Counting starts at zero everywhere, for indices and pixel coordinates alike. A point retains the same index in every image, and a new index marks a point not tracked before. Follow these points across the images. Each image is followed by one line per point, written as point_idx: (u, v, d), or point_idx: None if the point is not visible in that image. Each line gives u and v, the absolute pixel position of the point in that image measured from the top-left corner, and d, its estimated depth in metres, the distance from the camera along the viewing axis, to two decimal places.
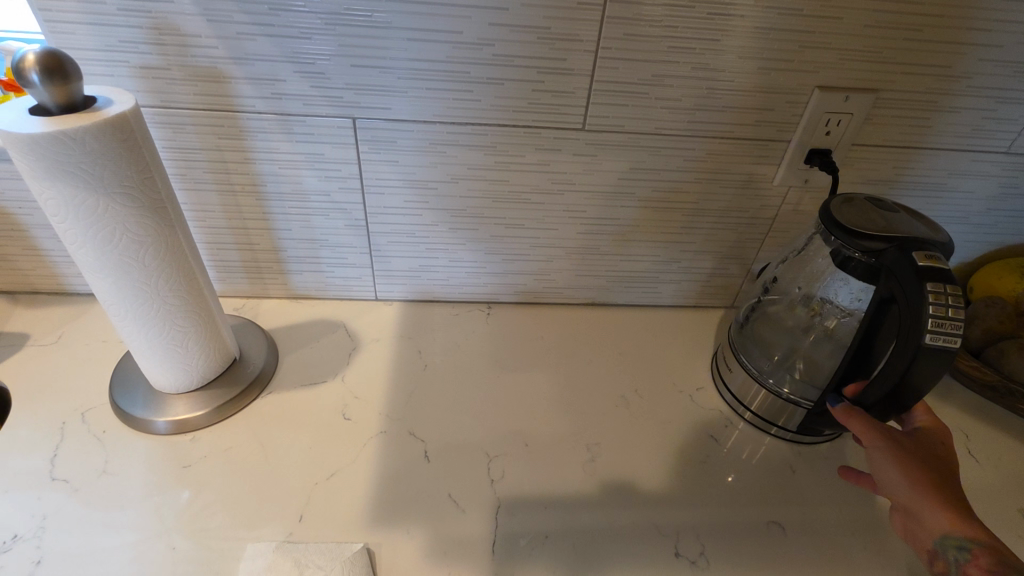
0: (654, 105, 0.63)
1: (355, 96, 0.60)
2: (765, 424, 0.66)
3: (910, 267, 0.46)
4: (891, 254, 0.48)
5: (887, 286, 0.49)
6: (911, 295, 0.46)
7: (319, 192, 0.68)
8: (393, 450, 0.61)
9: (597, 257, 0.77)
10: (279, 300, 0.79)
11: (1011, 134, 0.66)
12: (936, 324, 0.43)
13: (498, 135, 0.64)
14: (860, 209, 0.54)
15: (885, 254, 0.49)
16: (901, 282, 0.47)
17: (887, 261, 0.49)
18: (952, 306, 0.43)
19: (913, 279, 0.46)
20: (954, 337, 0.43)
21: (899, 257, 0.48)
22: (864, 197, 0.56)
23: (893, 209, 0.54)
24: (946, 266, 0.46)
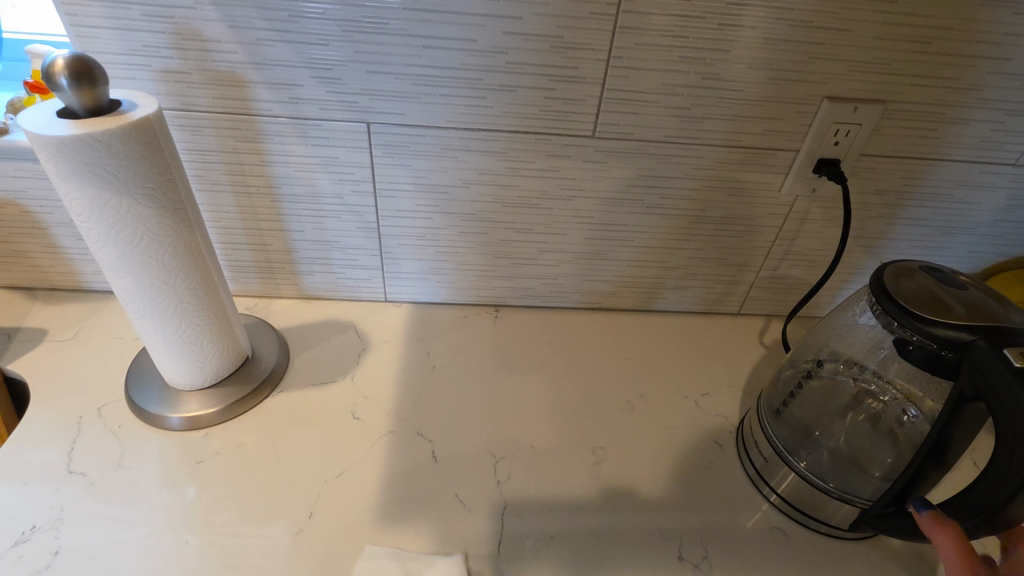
0: (663, 113, 0.63)
1: (369, 101, 0.61)
2: (794, 511, 0.59)
3: (1007, 370, 0.40)
4: (977, 349, 0.42)
5: (969, 384, 0.43)
6: (1007, 402, 0.39)
7: (332, 195, 0.69)
8: (401, 451, 0.61)
9: (604, 262, 0.78)
10: (290, 300, 0.80)
11: (1020, 147, 0.67)
12: None
13: (508, 141, 0.65)
14: (923, 287, 0.48)
15: (970, 348, 0.43)
16: (991, 384, 0.40)
17: (971, 357, 0.42)
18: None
19: (1010, 385, 0.39)
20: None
21: (989, 355, 0.41)
22: (923, 270, 0.50)
23: (957, 284, 0.48)
24: None
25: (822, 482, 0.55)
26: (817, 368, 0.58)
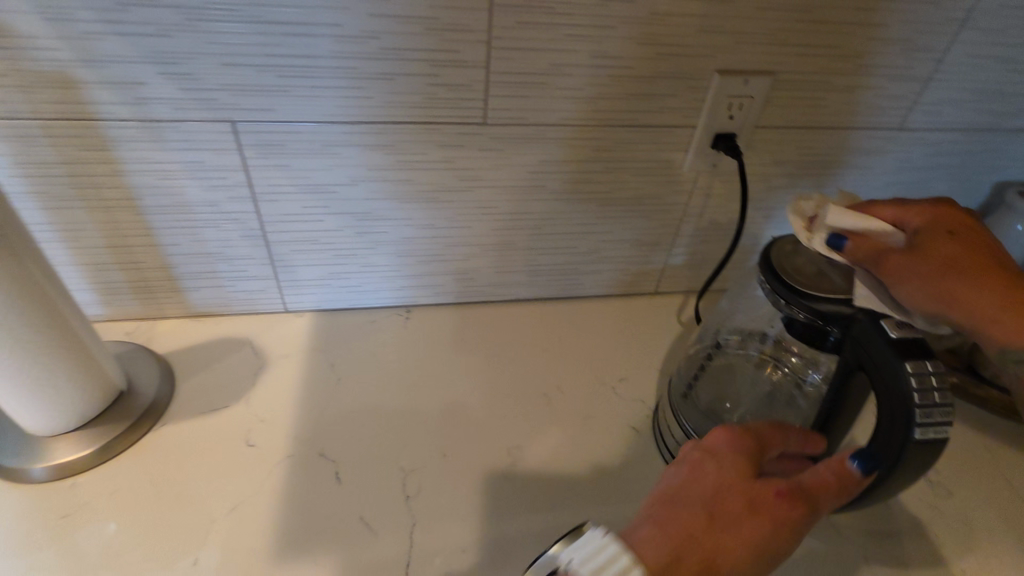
0: (554, 95, 0.60)
1: (231, 97, 0.55)
2: None
3: (882, 338, 0.41)
4: (858, 321, 0.44)
5: (853, 357, 0.44)
6: (886, 371, 0.41)
7: (205, 203, 0.62)
8: (302, 477, 0.57)
9: (516, 252, 0.74)
10: (176, 320, 0.72)
11: (904, 111, 0.68)
12: (924, 414, 0.38)
13: (395, 133, 0.60)
14: (810, 264, 0.49)
15: (851, 320, 0.44)
16: (869, 353, 0.42)
17: (852, 329, 0.44)
18: (938, 389, 0.39)
19: (887, 354, 0.41)
20: (940, 428, 0.38)
21: (867, 326, 0.43)
22: (812, 246, 0.51)
23: None
24: (920, 335, 0.42)
25: None
26: (723, 344, 0.59)
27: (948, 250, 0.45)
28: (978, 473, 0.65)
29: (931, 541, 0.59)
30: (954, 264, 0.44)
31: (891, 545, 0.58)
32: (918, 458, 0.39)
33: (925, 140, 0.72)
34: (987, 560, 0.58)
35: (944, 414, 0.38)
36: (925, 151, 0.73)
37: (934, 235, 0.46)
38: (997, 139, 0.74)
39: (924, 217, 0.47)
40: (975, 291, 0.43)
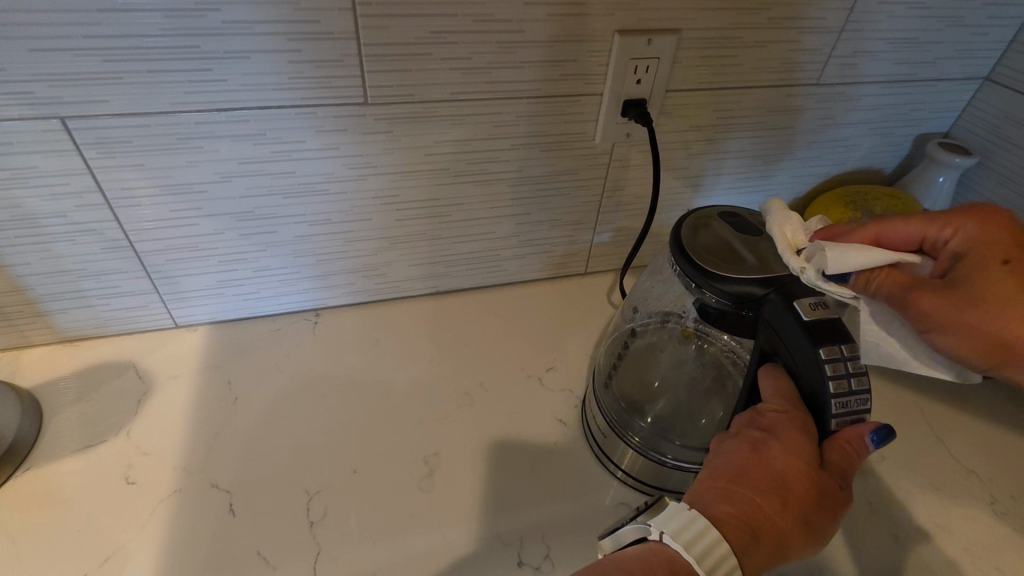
0: (441, 67, 0.54)
1: (52, 89, 0.47)
2: (642, 486, 0.55)
3: (795, 321, 0.39)
4: (770, 303, 0.41)
5: (767, 340, 0.42)
6: (802, 359, 0.39)
7: (51, 214, 0.54)
8: (191, 512, 0.52)
9: (427, 243, 0.68)
10: (46, 347, 0.64)
11: (820, 64, 0.65)
12: (841, 404, 0.37)
13: (264, 120, 0.53)
14: (720, 240, 0.47)
15: (763, 301, 0.42)
16: (784, 339, 0.40)
17: (765, 311, 0.41)
18: (853, 375, 0.37)
19: (801, 340, 0.38)
20: (858, 416, 0.38)
21: (779, 308, 0.40)
22: (722, 219, 0.49)
23: (749, 233, 0.47)
24: (833, 313, 0.39)
25: (659, 454, 0.52)
26: (642, 323, 0.55)
27: (1011, 278, 0.39)
28: (911, 433, 0.64)
29: (866, 509, 0.57)
30: (974, 294, 0.39)
31: None
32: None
33: (846, 94, 0.69)
34: (921, 523, 0.57)
35: (860, 401, 0.38)
36: (846, 106, 0.70)
37: (980, 263, 0.40)
38: (915, 90, 0.71)
39: (971, 234, 0.41)
40: (999, 323, 0.38)
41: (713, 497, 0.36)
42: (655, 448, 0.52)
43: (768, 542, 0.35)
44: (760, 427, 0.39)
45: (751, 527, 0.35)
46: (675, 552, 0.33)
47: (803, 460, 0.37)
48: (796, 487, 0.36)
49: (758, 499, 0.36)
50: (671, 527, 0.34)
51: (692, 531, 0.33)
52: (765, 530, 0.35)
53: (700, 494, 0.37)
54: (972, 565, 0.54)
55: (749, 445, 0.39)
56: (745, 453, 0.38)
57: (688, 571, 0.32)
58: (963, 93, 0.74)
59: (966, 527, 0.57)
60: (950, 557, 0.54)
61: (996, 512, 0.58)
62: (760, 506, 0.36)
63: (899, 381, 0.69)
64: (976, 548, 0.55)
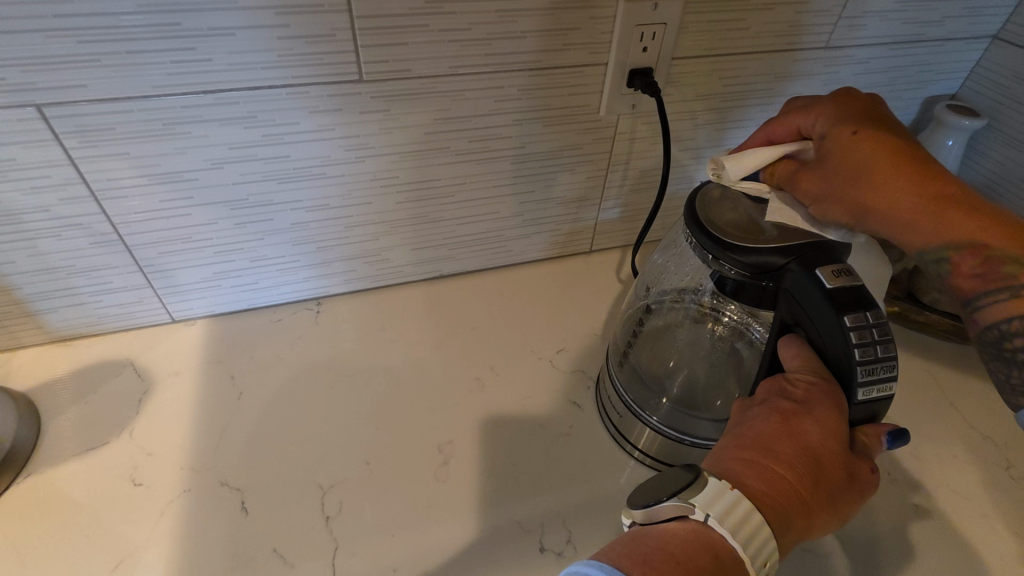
0: (437, 39, 0.51)
1: (26, 74, 0.44)
2: (660, 464, 0.54)
3: (817, 291, 0.37)
4: (790, 273, 0.39)
5: (789, 311, 0.41)
6: (825, 328, 0.38)
7: (33, 209, 0.51)
8: (201, 510, 0.51)
9: (428, 226, 0.66)
10: (38, 348, 0.62)
11: (828, 26, 0.63)
12: (867, 373, 0.36)
13: (254, 101, 0.50)
14: (737, 210, 0.45)
15: (783, 272, 0.40)
16: (806, 308, 0.39)
17: (785, 281, 0.40)
18: (879, 343, 0.36)
19: (823, 309, 0.37)
20: (884, 385, 0.37)
21: (800, 278, 0.39)
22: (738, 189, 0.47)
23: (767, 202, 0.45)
24: (858, 281, 0.38)
25: (677, 433, 0.51)
26: (657, 301, 0.54)
27: (907, 193, 0.41)
28: (924, 400, 0.64)
29: (883, 478, 0.57)
30: (863, 162, 0.41)
31: None
32: (862, 417, 0.38)
33: (855, 57, 0.67)
34: (938, 489, 0.57)
35: (887, 369, 0.36)
36: (855, 69, 0.68)
37: (836, 138, 0.43)
38: (925, 49, 0.69)
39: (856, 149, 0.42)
40: (897, 197, 0.40)
41: (745, 469, 0.35)
42: (672, 428, 0.51)
43: (797, 517, 0.34)
44: (791, 397, 0.38)
45: (783, 502, 0.34)
46: (720, 536, 0.32)
47: (835, 437, 0.36)
48: (826, 464, 0.36)
49: (790, 474, 0.35)
50: (715, 509, 0.32)
51: (735, 513, 0.32)
52: (795, 506, 0.34)
53: (732, 464, 0.36)
54: (991, 529, 0.54)
55: (780, 416, 0.37)
56: (776, 424, 0.37)
57: (732, 555, 0.32)
58: (971, 52, 0.72)
59: (982, 492, 0.57)
60: (968, 522, 0.55)
61: (1010, 475, 0.58)
62: (791, 482, 0.35)
63: (909, 349, 0.69)
64: (993, 511, 0.55)
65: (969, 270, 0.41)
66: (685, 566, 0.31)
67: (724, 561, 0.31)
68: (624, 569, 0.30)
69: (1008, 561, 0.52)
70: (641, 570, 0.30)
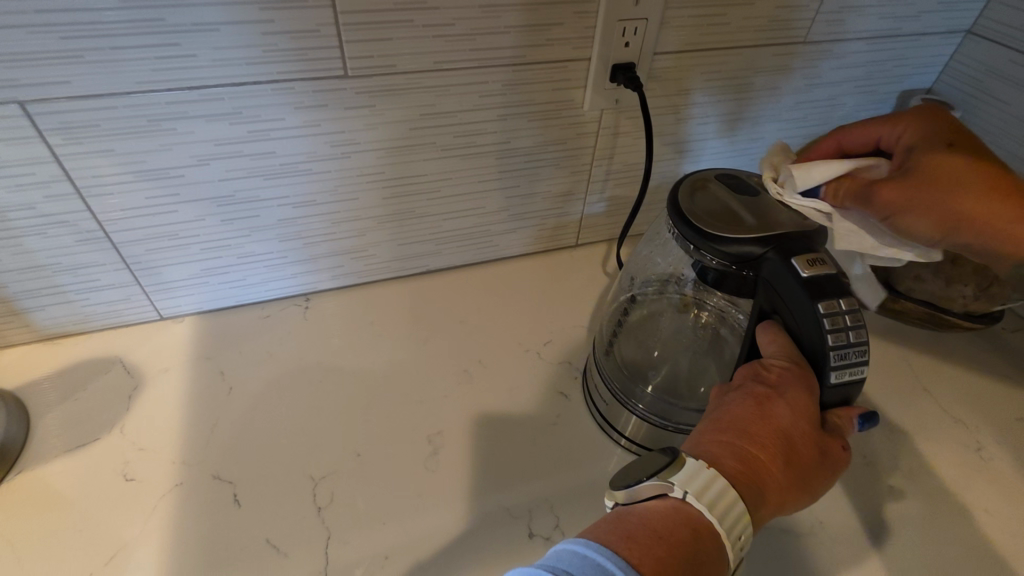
0: (421, 35, 0.52)
1: (8, 71, 0.44)
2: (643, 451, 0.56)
3: (794, 278, 0.39)
4: (770, 262, 0.41)
5: (768, 299, 0.42)
6: (802, 315, 0.39)
7: (18, 206, 0.51)
8: (194, 503, 0.51)
9: (415, 221, 0.67)
10: (25, 346, 0.62)
11: (807, 21, 0.64)
12: (840, 357, 0.38)
13: (240, 97, 0.50)
14: (719, 202, 0.46)
15: (762, 261, 0.41)
16: (783, 296, 0.40)
17: (764, 270, 0.41)
18: (852, 328, 0.37)
19: (799, 296, 0.38)
20: (857, 368, 0.38)
21: (778, 267, 0.40)
22: (718, 181, 0.48)
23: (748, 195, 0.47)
24: (833, 270, 0.39)
25: (664, 420, 0.52)
26: (641, 292, 0.56)
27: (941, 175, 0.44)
28: (899, 385, 0.66)
29: (860, 460, 0.59)
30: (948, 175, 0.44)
31: None
32: (835, 399, 0.40)
33: (833, 52, 0.68)
34: (911, 470, 0.59)
35: (859, 353, 0.38)
36: (832, 63, 0.70)
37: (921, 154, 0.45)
38: (901, 44, 0.71)
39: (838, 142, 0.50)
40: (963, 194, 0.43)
41: (721, 453, 0.37)
42: (658, 415, 0.52)
43: (771, 494, 0.36)
44: (766, 381, 0.40)
45: (757, 481, 0.36)
46: (698, 510, 0.33)
47: (806, 418, 0.38)
48: (798, 444, 0.37)
49: (763, 455, 0.37)
50: (693, 486, 0.34)
51: (712, 489, 0.34)
52: (769, 484, 0.36)
53: (709, 448, 0.37)
54: (961, 508, 0.56)
55: (755, 400, 0.39)
56: (751, 408, 0.39)
57: (709, 527, 0.33)
58: (945, 46, 0.74)
59: (954, 472, 0.59)
60: (940, 501, 0.57)
61: (980, 455, 0.60)
62: (766, 462, 0.36)
63: (886, 336, 0.71)
64: (964, 490, 0.58)
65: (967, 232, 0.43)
66: (666, 539, 0.32)
67: (703, 535, 0.33)
68: (611, 543, 0.31)
69: (978, 538, 0.54)
70: (627, 543, 0.31)
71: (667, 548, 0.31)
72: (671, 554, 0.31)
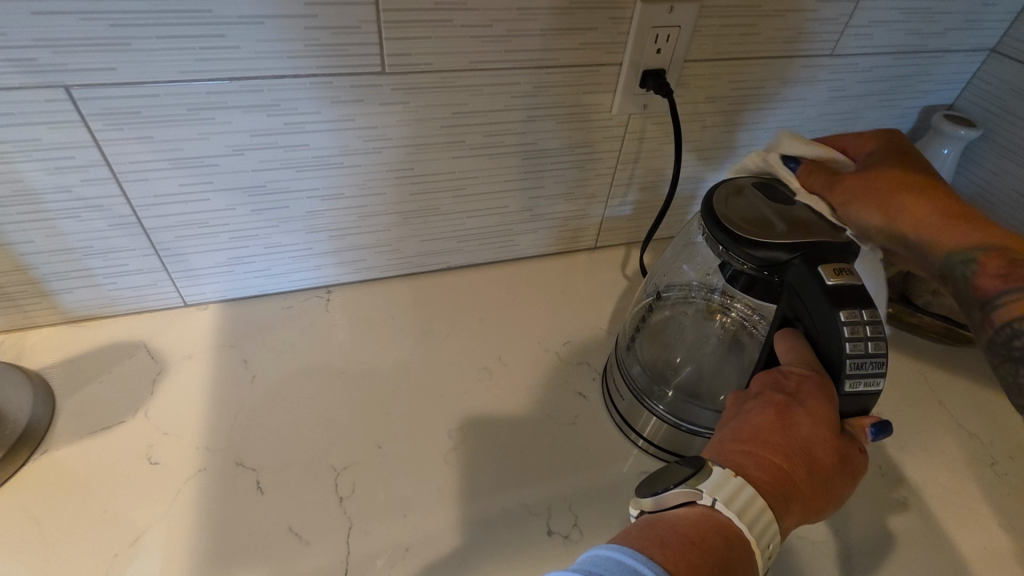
0: (459, 34, 0.53)
1: (56, 56, 0.44)
2: (663, 453, 0.56)
3: (817, 285, 0.39)
4: (795, 267, 0.41)
5: (791, 305, 0.42)
6: (822, 324, 0.39)
7: (55, 189, 0.52)
8: (217, 489, 0.52)
9: (439, 218, 0.67)
10: (51, 328, 0.62)
11: (835, 35, 0.65)
12: (855, 366, 0.38)
13: (279, 89, 0.51)
14: (753, 207, 0.46)
15: (786, 267, 0.41)
16: (807, 304, 0.40)
17: (788, 275, 0.41)
18: (871, 339, 0.37)
19: (821, 303, 0.39)
20: (872, 379, 0.38)
21: (803, 271, 0.40)
22: (755, 188, 0.48)
23: (784, 201, 0.47)
24: (859, 281, 0.39)
25: (682, 422, 0.53)
26: (662, 296, 0.56)
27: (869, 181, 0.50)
28: (913, 398, 0.67)
29: (874, 470, 0.60)
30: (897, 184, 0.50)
31: None
32: (847, 407, 0.40)
33: (858, 65, 0.69)
34: (925, 482, 0.59)
35: (877, 365, 0.38)
36: (857, 77, 0.70)
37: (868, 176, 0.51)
38: (926, 60, 0.72)
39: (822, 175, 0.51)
40: (921, 210, 0.48)
41: (744, 463, 0.37)
42: (679, 417, 0.53)
43: (796, 503, 0.36)
44: (784, 389, 0.40)
45: (782, 490, 0.36)
46: (728, 518, 0.34)
47: (828, 427, 0.38)
48: (819, 452, 0.38)
49: (785, 463, 0.37)
50: (722, 494, 0.34)
51: (741, 497, 0.34)
52: (793, 493, 0.36)
53: (732, 457, 0.38)
54: (974, 521, 0.57)
55: (774, 409, 0.39)
56: (772, 417, 0.39)
57: (739, 535, 0.33)
58: (970, 64, 0.74)
59: (969, 486, 0.59)
60: (953, 513, 0.57)
61: (993, 470, 0.61)
62: (789, 471, 0.37)
63: (902, 349, 0.71)
64: (979, 504, 0.58)
65: (995, 270, 0.44)
66: (699, 545, 0.32)
67: (734, 543, 0.33)
68: (645, 548, 0.31)
69: (992, 551, 0.55)
70: (661, 549, 0.31)
71: (701, 554, 0.32)
72: (705, 560, 0.31)
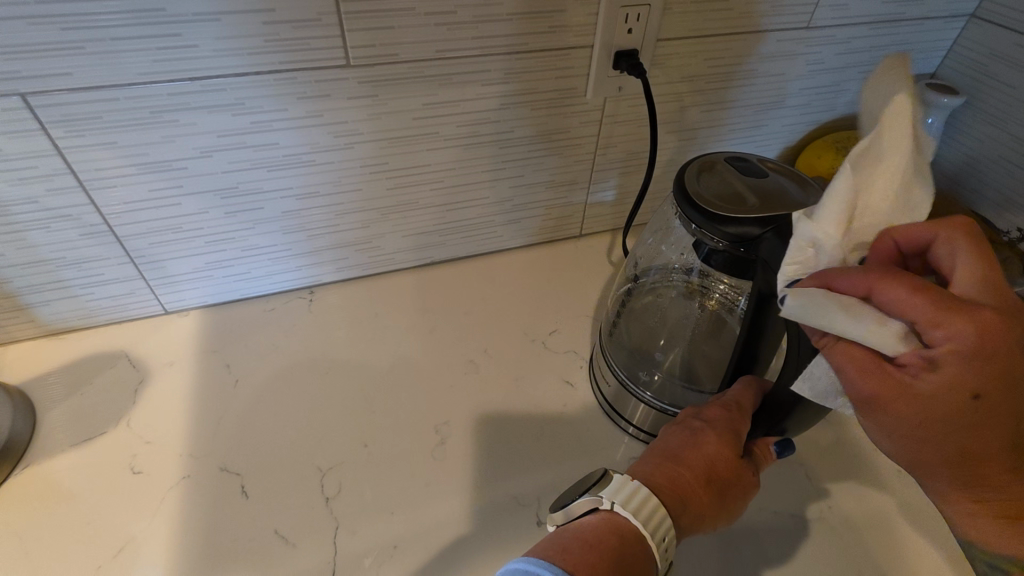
0: (423, 23, 0.52)
1: (10, 64, 0.43)
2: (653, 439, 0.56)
3: (790, 257, 0.38)
4: (767, 241, 0.40)
5: (765, 281, 0.41)
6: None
7: (21, 200, 0.51)
8: (202, 496, 0.51)
9: (417, 212, 0.66)
10: (30, 342, 0.62)
11: (810, 6, 0.63)
12: None
13: (243, 87, 0.50)
14: (725, 182, 0.45)
15: (759, 242, 0.41)
16: (779, 277, 0.39)
17: (761, 250, 0.40)
18: None
19: None
20: None
21: (776, 245, 0.39)
22: (727, 163, 0.47)
23: (757, 174, 0.46)
24: None
25: (670, 406, 0.52)
26: (641, 279, 0.56)
27: None
28: None
29: (870, 444, 0.59)
30: None
31: (838, 458, 0.58)
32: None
33: (835, 37, 0.68)
34: None
35: None
36: (835, 49, 0.69)
37: None
38: (905, 29, 0.70)
39: None
40: None
41: (656, 478, 0.39)
42: (666, 401, 0.52)
43: (693, 507, 0.39)
44: (702, 416, 0.43)
45: (680, 495, 0.39)
46: (625, 518, 0.36)
47: (732, 447, 0.41)
48: (720, 468, 0.40)
49: (688, 473, 0.40)
50: (619, 497, 0.37)
51: (636, 500, 0.36)
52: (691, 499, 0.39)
53: (645, 474, 0.40)
54: None
55: (689, 431, 0.42)
56: (685, 437, 0.42)
57: (635, 531, 0.35)
58: (950, 30, 0.73)
59: None
60: None
61: None
62: (691, 481, 0.39)
63: None
64: None
65: None
66: (598, 546, 0.34)
67: (630, 540, 0.35)
68: (548, 556, 0.33)
69: None
70: (563, 554, 0.33)
71: (600, 554, 0.33)
72: (602, 558, 0.33)
